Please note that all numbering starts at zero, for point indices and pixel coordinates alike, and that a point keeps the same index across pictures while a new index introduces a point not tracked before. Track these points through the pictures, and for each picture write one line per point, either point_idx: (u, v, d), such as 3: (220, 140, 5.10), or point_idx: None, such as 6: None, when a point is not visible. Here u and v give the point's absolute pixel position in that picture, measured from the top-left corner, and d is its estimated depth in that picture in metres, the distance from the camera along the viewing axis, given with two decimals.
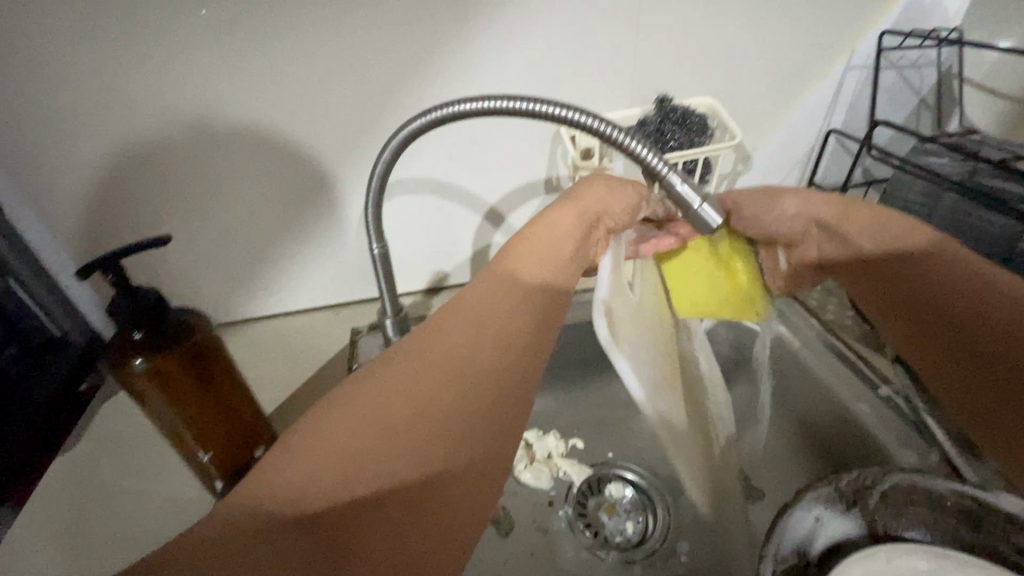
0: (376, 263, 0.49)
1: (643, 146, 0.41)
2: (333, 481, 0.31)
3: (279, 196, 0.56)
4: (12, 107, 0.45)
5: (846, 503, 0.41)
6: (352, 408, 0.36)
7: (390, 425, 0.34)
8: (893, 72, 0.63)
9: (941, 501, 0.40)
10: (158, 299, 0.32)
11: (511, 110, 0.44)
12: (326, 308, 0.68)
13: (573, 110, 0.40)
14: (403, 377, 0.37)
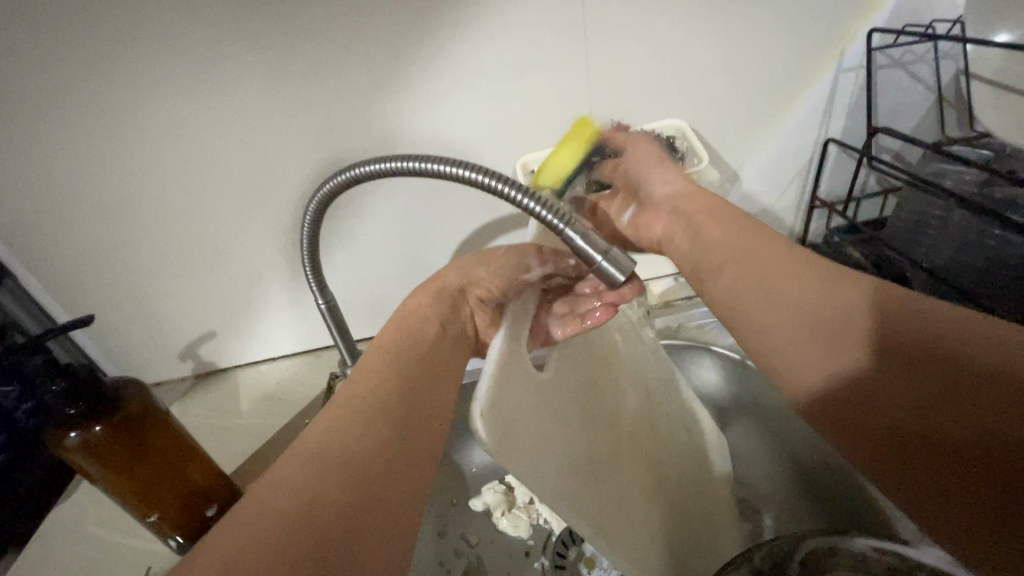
0: (324, 319, 0.50)
1: (534, 203, 0.35)
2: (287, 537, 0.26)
3: (249, 249, 0.59)
4: (4, 186, 0.50)
5: None
6: (319, 443, 0.32)
7: (374, 453, 0.32)
8: (894, 72, 0.56)
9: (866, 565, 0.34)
10: (88, 376, 0.38)
11: (404, 167, 0.39)
12: (304, 354, 0.69)
13: (459, 167, 0.36)
14: (360, 420, 0.33)
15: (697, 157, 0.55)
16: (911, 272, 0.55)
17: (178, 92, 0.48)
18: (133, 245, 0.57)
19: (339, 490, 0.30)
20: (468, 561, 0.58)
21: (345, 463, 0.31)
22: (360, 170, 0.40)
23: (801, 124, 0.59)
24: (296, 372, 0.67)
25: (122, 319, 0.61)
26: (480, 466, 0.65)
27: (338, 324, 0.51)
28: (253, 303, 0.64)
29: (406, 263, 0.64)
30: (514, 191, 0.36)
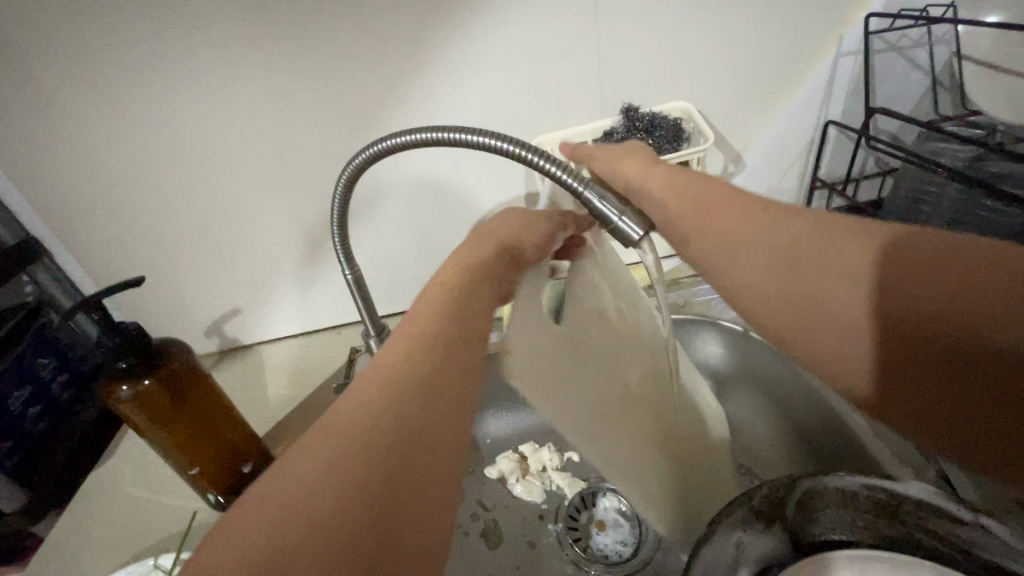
0: (351, 290, 0.53)
1: (558, 168, 0.37)
2: (347, 479, 0.24)
3: (274, 227, 0.62)
4: (45, 166, 0.53)
5: (766, 523, 0.37)
6: (353, 427, 0.26)
7: (419, 433, 0.27)
8: (890, 56, 0.58)
9: (853, 499, 0.37)
10: (141, 334, 0.41)
11: (430, 139, 0.41)
12: (325, 331, 0.72)
13: (484, 138, 0.39)
14: (410, 373, 0.29)
15: (703, 137, 0.57)
16: None
17: (212, 74, 0.50)
18: (165, 224, 0.59)
19: (388, 485, 0.25)
20: (484, 523, 0.61)
21: (388, 450, 0.26)
22: (392, 142, 0.43)
23: (803, 106, 0.61)
24: (317, 348, 0.70)
25: (152, 296, 0.64)
26: (495, 438, 0.67)
27: (363, 295, 0.54)
28: (277, 281, 0.66)
29: (423, 242, 0.67)
30: (537, 158, 0.38)
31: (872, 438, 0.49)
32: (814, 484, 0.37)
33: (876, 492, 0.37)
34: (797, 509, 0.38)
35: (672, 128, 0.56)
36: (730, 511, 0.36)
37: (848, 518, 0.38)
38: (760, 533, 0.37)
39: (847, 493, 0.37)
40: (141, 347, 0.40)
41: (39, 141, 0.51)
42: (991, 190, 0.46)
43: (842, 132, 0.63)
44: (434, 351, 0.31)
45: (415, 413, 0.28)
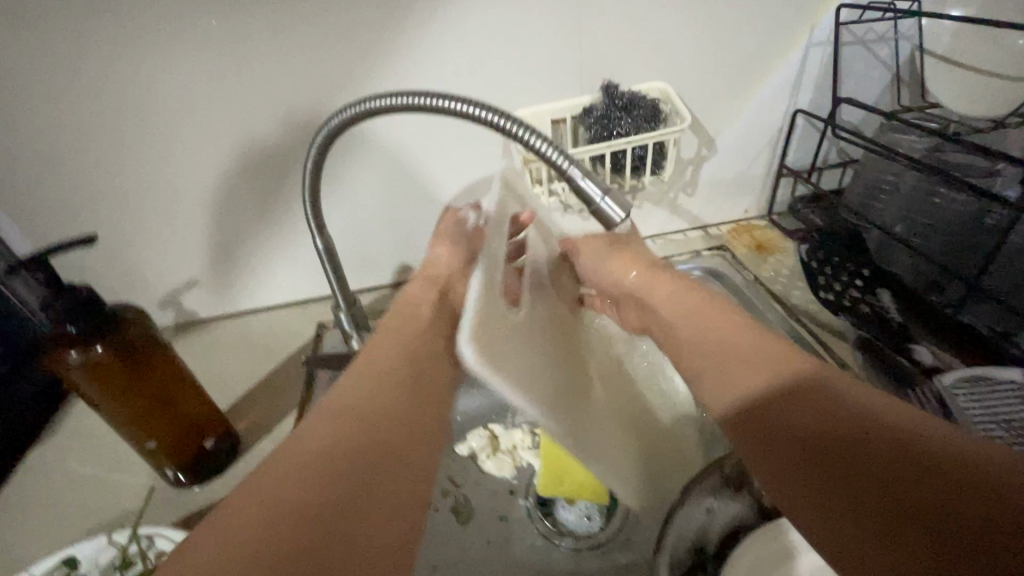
0: (321, 261, 0.50)
1: (540, 140, 0.37)
2: (311, 487, 0.28)
3: (235, 196, 0.58)
4: None
5: (734, 488, 0.38)
6: (290, 471, 0.29)
7: (356, 462, 0.30)
8: (858, 50, 0.60)
9: None
10: (93, 297, 0.38)
11: (409, 105, 0.40)
12: (290, 306, 0.69)
13: (466, 104, 0.38)
14: (371, 395, 0.33)
15: (680, 116, 0.57)
16: (866, 232, 0.59)
17: (165, 25, 0.46)
18: (113, 189, 0.55)
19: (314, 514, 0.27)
20: (454, 500, 0.60)
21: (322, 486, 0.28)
22: (369, 107, 0.41)
23: (774, 94, 0.63)
24: (282, 323, 0.67)
25: (99, 265, 0.60)
26: (466, 415, 0.67)
27: (333, 267, 0.52)
28: (236, 254, 0.63)
29: (395, 216, 0.65)
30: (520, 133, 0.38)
31: None
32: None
33: None
34: (764, 475, 0.39)
35: (651, 109, 0.56)
36: (702, 477, 0.37)
37: None
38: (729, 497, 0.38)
39: None
40: (89, 313, 0.38)
41: None
42: (946, 176, 0.48)
43: (810, 121, 0.65)
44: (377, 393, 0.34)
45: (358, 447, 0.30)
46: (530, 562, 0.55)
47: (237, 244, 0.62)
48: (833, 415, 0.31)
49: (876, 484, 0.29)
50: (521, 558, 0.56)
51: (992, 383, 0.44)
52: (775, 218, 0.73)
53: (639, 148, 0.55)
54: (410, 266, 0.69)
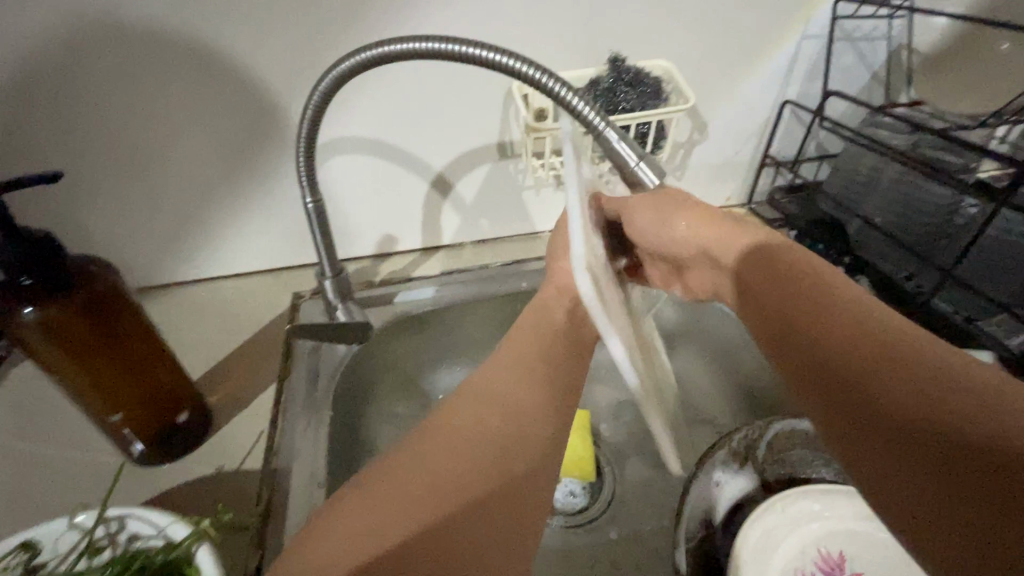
0: (310, 219, 0.47)
1: (578, 99, 0.36)
2: (425, 497, 0.28)
3: (204, 147, 0.53)
4: None
5: (739, 461, 0.39)
6: (411, 484, 0.28)
7: (477, 486, 0.29)
8: (847, 45, 0.62)
9: (816, 440, 0.40)
10: (56, 246, 0.33)
11: (433, 52, 0.37)
12: (259, 274, 0.64)
13: (501, 55, 0.36)
14: (501, 412, 0.32)
15: (682, 96, 0.57)
16: (847, 221, 0.62)
17: None
18: (61, 128, 0.48)
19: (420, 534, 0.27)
20: None
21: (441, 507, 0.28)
22: (386, 50, 0.38)
23: (767, 83, 0.64)
24: (250, 291, 0.62)
25: (38, 216, 0.53)
26: (448, 393, 0.64)
27: (321, 228, 0.48)
28: (202, 213, 0.57)
29: (380, 183, 0.60)
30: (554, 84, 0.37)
31: None
32: (782, 429, 0.40)
33: None
34: (767, 450, 0.40)
35: (656, 86, 0.56)
36: (712, 451, 0.38)
37: (813, 457, 0.41)
38: (734, 470, 0.39)
39: (812, 435, 0.40)
40: (49, 262, 0.33)
41: None
42: (930, 170, 0.51)
43: (797, 113, 0.67)
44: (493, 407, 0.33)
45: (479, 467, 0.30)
46: None
47: (204, 202, 0.56)
48: (848, 346, 0.28)
49: (880, 421, 0.26)
50: None
51: None
52: (755, 206, 0.75)
53: (644, 124, 0.54)
54: (392, 237, 0.66)
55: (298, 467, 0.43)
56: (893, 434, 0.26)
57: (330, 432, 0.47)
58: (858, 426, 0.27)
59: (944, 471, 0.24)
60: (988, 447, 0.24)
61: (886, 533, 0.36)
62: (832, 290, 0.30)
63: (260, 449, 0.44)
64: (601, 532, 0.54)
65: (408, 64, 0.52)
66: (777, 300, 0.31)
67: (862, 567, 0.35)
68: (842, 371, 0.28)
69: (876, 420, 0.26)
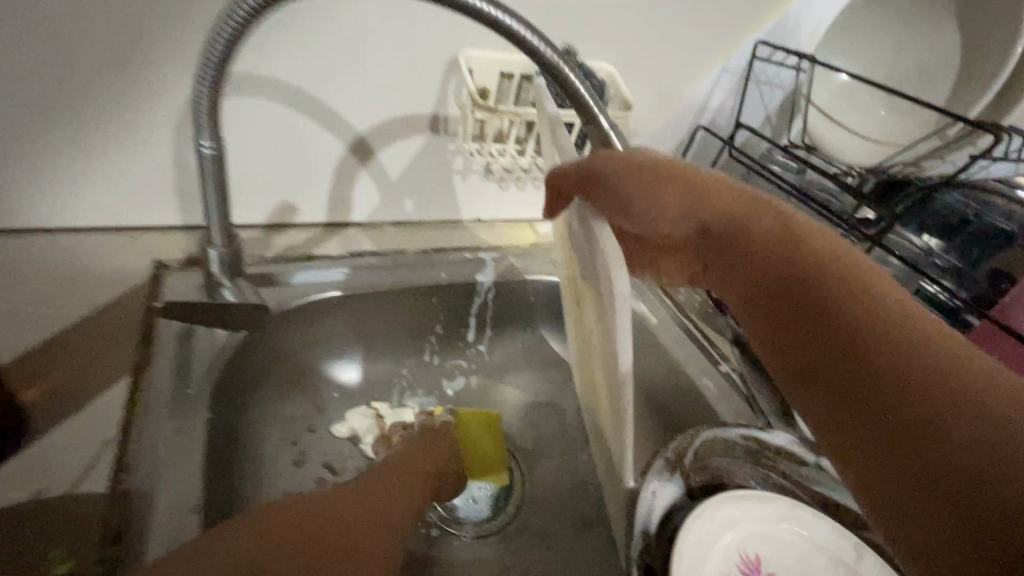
0: (205, 167, 0.37)
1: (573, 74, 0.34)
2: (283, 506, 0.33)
3: (38, 53, 0.39)
4: None
5: (673, 471, 0.40)
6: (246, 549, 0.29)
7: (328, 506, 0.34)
8: (755, 85, 0.68)
9: (732, 448, 0.43)
10: None
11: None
12: (100, 230, 0.49)
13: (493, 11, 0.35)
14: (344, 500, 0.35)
15: (623, 103, 0.57)
16: None
17: None
18: None
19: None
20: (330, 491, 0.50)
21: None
22: None
23: (687, 107, 0.68)
24: (86, 253, 0.47)
25: None
26: (345, 390, 0.56)
27: (217, 182, 0.38)
28: (25, 144, 0.42)
29: (285, 139, 0.51)
30: (526, 37, 0.36)
31: (715, 400, 0.55)
32: (710, 436, 0.42)
33: (750, 442, 0.43)
34: (695, 460, 0.42)
35: (600, 87, 0.55)
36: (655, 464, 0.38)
37: (731, 466, 0.43)
38: (669, 480, 0.40)
39: (730, 443, 0.43)
40: None
41: None
42: (822, 209, 0.58)
43: (707, 138, 0.72)
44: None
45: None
46: (421, 556, 0.49)
47: (27, 129, 0.42)
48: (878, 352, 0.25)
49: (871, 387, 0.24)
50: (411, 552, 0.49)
51: None
52: None
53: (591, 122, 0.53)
54: (290, 204, 0.56)
55: (162, 484, 0.33)
56: (894, 414, 0.23)
57: (205, 440, 0.37)
58: (856, 394, 0.24)
59: (896, 401, 0.23)
60: (949, 377, 0.23)
61: (792, 533, 0.39)
62: (827, 264, 0.28)
63: (104, 463, 0.34)
64: (512, 541, 0.52)
65: (340, 4, 0.44)
66: (734, 240, 0.31)
67: (773, 567, 0.38)
68: (808, 288, 0.28)
69: (872, 386, 0.24)
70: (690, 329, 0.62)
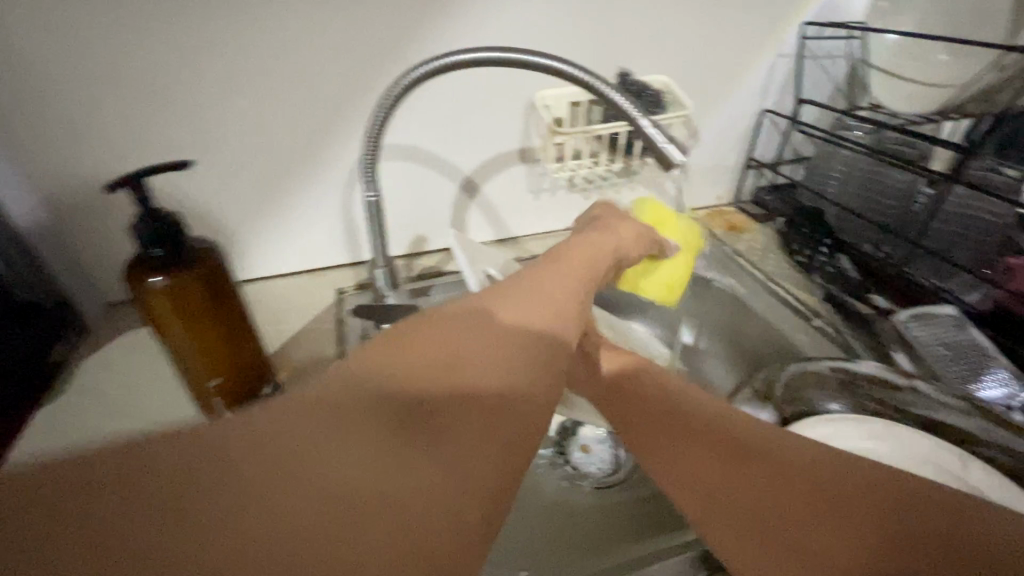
0: (370, 210, 0.53)
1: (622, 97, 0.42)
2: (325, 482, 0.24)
3: (263, 155, 0.60)
4: (23, 72, 0.50)
5: (761, 399, 0.46)
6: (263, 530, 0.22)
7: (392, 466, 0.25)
8: (813, 62, 0.72)
9: (823, 379, 0.47)
10: (179, 224, 0.38)
11: (501, 61, 0.44)
12: (302, 274, 0.69)
13: (562, 62, 0.43)
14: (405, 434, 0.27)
15: (681, 105, 0.66)
16: (825, 209, 0.70)
17: None
18: (139, 137, 0.55)
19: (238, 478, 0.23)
20: None
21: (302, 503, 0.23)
22: (447, 59, 0.44)
23: (746, 96, 0.74)
24: (295, 291, 0.67)
25: (111, 224, 0.60)
26: None
27: (379, 219, 0.54)
28: (255, 218, 0.64)
29: (415, 188, 0.67)
30: (588, 82, 0.44)
31: (809, 352, 0.58)
32: (796, 369, 0.47)
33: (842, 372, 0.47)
34: (784, 391, 0.47)
35: (656, 96, 0.64)
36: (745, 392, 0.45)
37: (826, 395, 0.47)
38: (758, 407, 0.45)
39: (820, 375, 0.48)
40: (177, 239, 0.38)
41: (23, 38, 0.48)
42: (893, 161, 0.60)
43: (774, 120, 0.77)
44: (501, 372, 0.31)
45: (421, 479, 0.25)
46: (555, 502, 0.59)
47: (257, 207, 0.63)
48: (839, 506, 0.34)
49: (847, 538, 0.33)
50: (548, 497, 0.59)
51: (934, 318, 0.54)
52: (741, 206, 0.84)
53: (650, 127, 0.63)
54: (423, 237, 0.72)
55: None
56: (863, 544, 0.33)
57: None
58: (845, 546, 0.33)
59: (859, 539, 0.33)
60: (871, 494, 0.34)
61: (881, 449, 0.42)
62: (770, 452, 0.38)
63: None
64: (630, 493, 0.60)
65: (445, 80, 0.60)
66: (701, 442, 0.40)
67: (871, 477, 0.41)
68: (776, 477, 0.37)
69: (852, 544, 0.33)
70: (782, 294, 0.65)
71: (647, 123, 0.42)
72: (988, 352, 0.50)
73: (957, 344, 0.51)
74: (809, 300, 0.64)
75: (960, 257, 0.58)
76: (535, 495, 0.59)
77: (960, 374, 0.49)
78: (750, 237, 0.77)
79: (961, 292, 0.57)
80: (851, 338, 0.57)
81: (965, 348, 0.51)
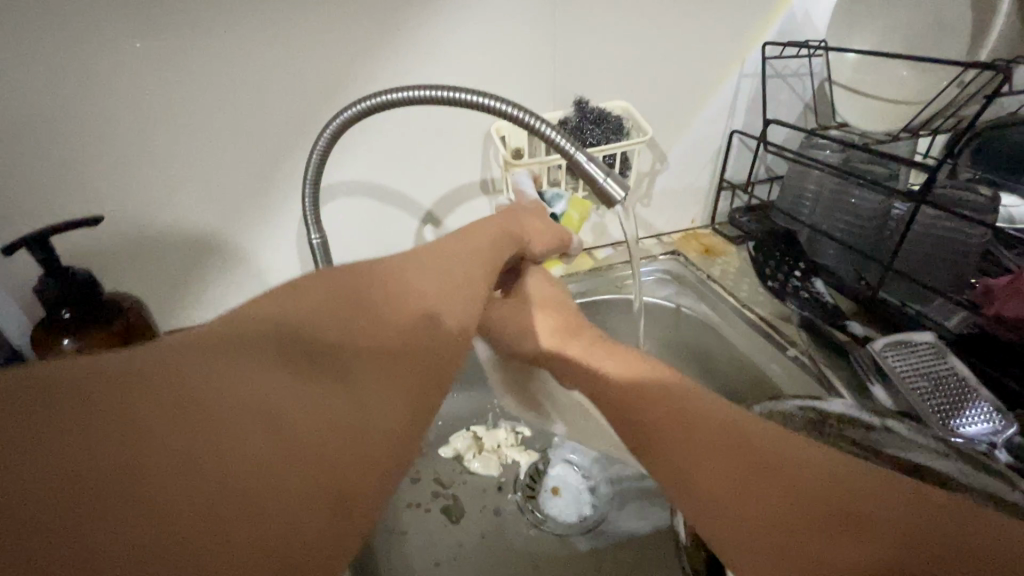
0: (316, 255, 0.51)
1: (558, 133, 0.41)
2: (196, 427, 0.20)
3: (213, 199, 0.58)
4: None
5: None
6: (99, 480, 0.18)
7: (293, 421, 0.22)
8: (779, 80, 0.71)
9: (791, 419, 0.44)
10: (91, 282, 0.36)
11: (435, 99, 0.43)
12: None
13: (496, 99, 0.42)
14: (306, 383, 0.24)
15: (642, 130, 0.64)
16: (798, 230, 0.68)
17: (162, 21, 0.48)
18: (82, 190, 0.53)
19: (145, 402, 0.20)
20: (445, 500, 0.60)
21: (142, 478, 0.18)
22: (377, 99, 0.43)
23: (714, 116, 0.72)
24: None
25: None
26: (448, 418, 0.68)
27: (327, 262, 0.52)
28: (210, 262, 0.62)
29: (373, 223, 0.66)
30: (525, 119, 0.43)
31: (784, 384, 0.55)
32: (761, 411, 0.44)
33: (811, 413, 0.44)
34: None
35: (617, 122, 0.63)
36: None
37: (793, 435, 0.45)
38: None
39: (788, 416, 0.45)
40: (86, 299, 0.36)
41: None
42: (862, 181, 0.58)
43: (743, 141, 0.75)
44: (416, 331, 0.30)
45: (337, 436, 0.23)
46: (523, 551, 0.56)
47: (209, 252, 0.61)
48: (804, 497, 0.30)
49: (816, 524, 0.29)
50: (515, 545, 0.56)
51: (910, 345, 0.51)
52: (717, 227, 0.82)
53: (609, 155, 0.61)
54: None
55: None
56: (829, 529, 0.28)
57: None
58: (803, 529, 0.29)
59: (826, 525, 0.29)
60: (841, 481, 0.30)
61: None
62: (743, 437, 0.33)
63: None
64: (602, 538, 0.57)
65: (397, 117, 0.59)
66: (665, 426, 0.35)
67: None
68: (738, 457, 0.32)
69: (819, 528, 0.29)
70: (756, 321, 0.62)
71: (586, 160, 0.41)
72: (969, 384, 0.47)
73: (936, 375, 0.48)
74: (783, 327, 0.61)
75: (936, 279, 0.55)
76: (502, 544, 0.57)
77: (940, 407, 0.46)
78: (725, 260, 0.75)
79: (940, 316, 0.54)
80: (826, 368, 0.55)
81: (945, 379, 0.48)
